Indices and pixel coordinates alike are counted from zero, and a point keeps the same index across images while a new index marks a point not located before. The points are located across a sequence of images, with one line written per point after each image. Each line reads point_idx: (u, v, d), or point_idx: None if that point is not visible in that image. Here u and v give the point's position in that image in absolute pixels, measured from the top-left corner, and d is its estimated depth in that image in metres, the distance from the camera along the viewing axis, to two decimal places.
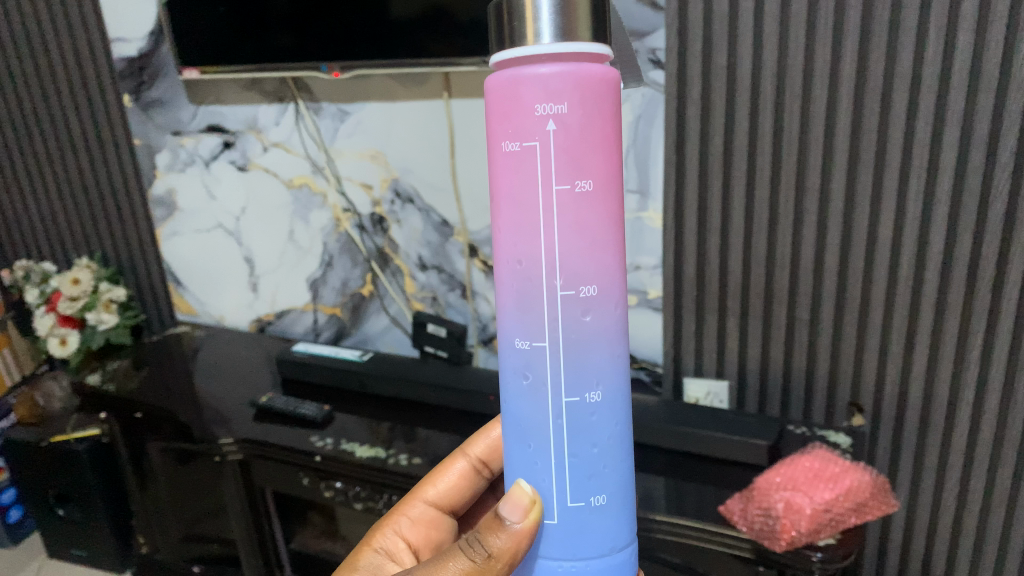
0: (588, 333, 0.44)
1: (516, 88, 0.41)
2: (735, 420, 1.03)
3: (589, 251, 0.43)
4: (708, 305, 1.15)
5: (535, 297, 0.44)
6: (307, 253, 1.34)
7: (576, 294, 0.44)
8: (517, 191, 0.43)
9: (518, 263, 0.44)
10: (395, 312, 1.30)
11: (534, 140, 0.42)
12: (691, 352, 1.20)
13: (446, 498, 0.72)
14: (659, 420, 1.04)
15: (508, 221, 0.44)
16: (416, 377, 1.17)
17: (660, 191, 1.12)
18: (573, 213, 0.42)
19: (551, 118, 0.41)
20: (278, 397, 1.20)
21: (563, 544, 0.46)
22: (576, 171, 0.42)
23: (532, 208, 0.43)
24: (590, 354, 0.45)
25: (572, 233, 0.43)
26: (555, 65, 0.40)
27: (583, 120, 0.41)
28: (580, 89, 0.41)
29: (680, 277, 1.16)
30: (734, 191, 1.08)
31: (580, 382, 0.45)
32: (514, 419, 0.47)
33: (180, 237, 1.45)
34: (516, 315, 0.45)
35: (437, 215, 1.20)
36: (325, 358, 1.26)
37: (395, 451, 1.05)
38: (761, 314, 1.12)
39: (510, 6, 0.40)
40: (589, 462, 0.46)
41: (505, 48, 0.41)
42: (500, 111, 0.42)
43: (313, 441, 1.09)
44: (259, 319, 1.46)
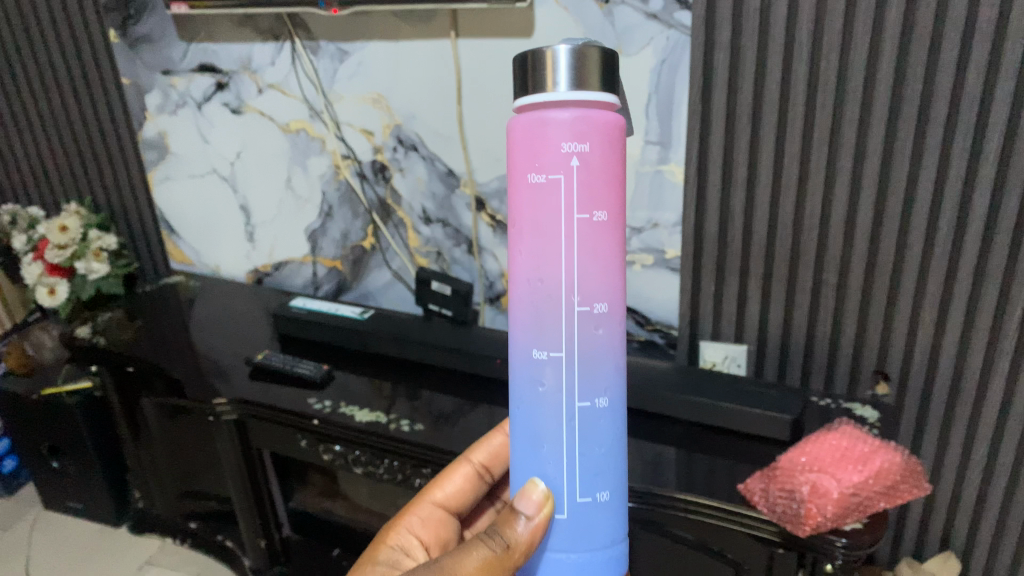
0: (599, 345, 0.50)
1: (542, 127, 0.46)
2: (753, 391, 0.97)
3: (603, 274, 0.49)
4: (729, 268, 1.08)
5: (553, 311, 0.49)
6: (306, 203, 1.27)
7: (590, 312, 0.49)
8: (539, 219, 0.47)
9: (537, 283, 0.49)
10: (398, 267, 1.25)
11: (557, 173, 0.47)
12: (709, 314, 1.12)
13: (452, 500, 0.76)
14: (674, 388, 0.98)
15: (528, 246, 0.48)
16: (420, 337, 1.11)
17: (683, 143, 1.03)
18: (590, 240, 0.48)
19: (574, 155, 0.46)
20: (274, 354, 1.14)
21: (567, 536, 0.52)
22: (593, 204, 0.47)
23: (554, 234, 0.47)
24: (600, 364, 0.50)
25: (588, 258, 0.48)
26: (576, 110, 0.45)
27: (601, 157, 0.47)
28: (599, 132, 0.46)
29: (701, 236, 1.08)
30: (763, 145, 0.99)
31: (592, 390, 0.50)
32: (526, 418, 0.51)
33: (173, 182, 1.36)
34: (532, 329, 0.50)
35: (443, 164, 1.14)
36: (323, 315, 1.19)
37: (397, 416, 1.00)
38: (785, 277, 1.05)
39: (532, 57, 0.45)
40: (596, 462, 0.51)
41: (528, 91, 0.46)
42: (523, 150, 0.47)
43: (311, 402, 1.04)
44: (256, 271, 1.39)
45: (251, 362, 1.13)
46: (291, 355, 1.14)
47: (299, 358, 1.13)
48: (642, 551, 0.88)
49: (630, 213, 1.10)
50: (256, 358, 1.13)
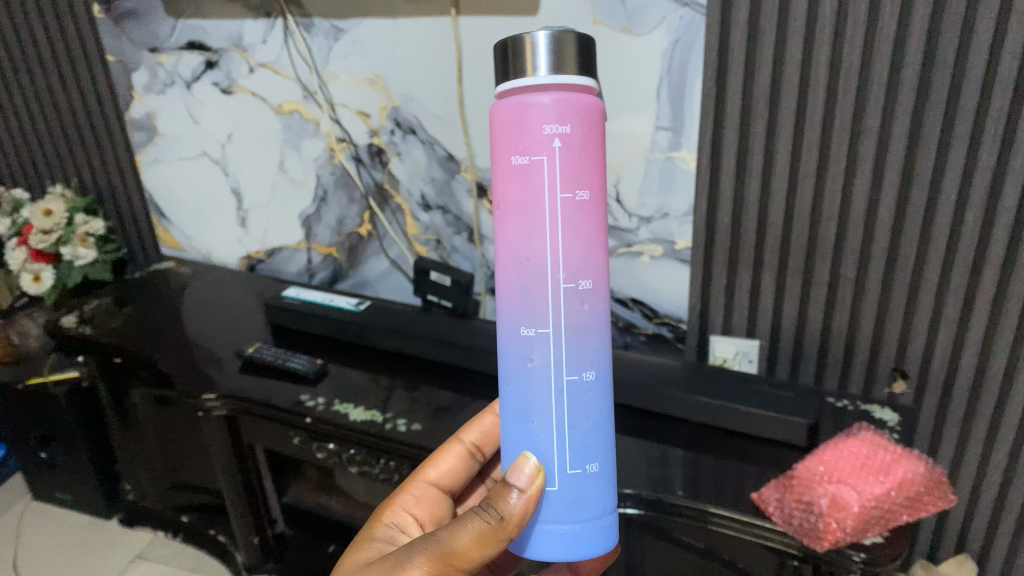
0: (584, 319, 0.54)
1: (525, 112, 0.50)
2: (765, 392, 0.92)
3: (587, 251, 0.53)
4: (742, 260, 1.03)
5: (541, 286, 0.54)
6: (300, 187, 1.21)
7: (575, 287, 0.54)
8: (525, 201, 0.52)
9: (525, 261, 0.53)
10: (396, 254, 1.20)
11: (540, 154, 0.51)
12: (720, 308, 1.07)
13: (445, 479, 0.84)
14: (683, 386, 0.94)
15: (516, 224, 0.53)
16: (417, 330, 1.06)
17: (695, 128, 0.97)
18: (573, 217, 0.52)
19: (556, 137, 0.51)
20: (266, 348, 1.09)
21: (559, 508, 0.56)
22: (574, 183, 0.52)
23: (539, 213, 0.52)
24: (586, 336, 0.55)
25: (572, 235, 0.53)
26: (555, 94, 0.50)
27: (579, 138, 0.52)
28: (577, 116, 0.51)
29: (714, 226, 1.02)
30: (780, 132, 0.94)
31: (579, 363, 0.55)
32: (518, 393, 0.56)
33: (163, 165, 1.31)
34: (521, 305, 0.54)
35: (443, 148, 1.08)
36: (317, 306, 1.14)
37: (393, 415, 0.96)
38: (801, 270, 1.00)
39: (513, 47, 0.50)
40: (585, 434, 0.56)
41: (511, 79, 0.51)
42: (508, 135, 0.52)
43: (304, 399, 0.99)
44: (249, 257, 1.34)
45: (241, 355, 1.09)
46: (284, 349, 1.10)
47: (292, 352, 1.08)
48: (649, 561, 0.84)
49: (639, 203, 1.04)
50: (246, 351, 1.09)
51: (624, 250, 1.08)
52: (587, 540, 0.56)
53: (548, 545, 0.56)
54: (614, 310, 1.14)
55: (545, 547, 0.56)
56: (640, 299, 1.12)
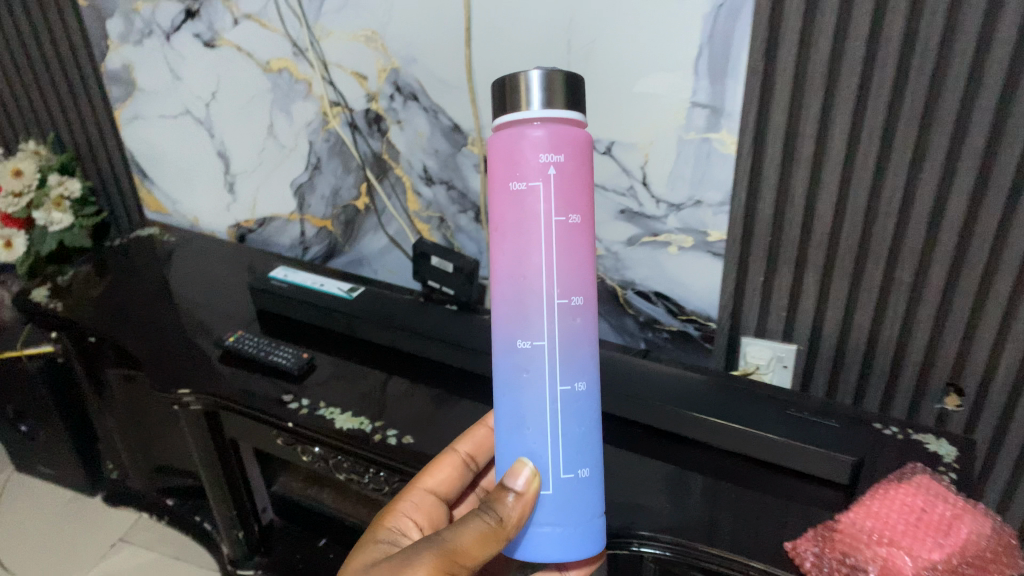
0: (576, 332, 0.58)
1: (521, 141, 0.54)
2: (802, 419, 0.81)
3: (578, 269, 0.57)
4: (783, 256, 0.91)
5: (536, 303, 0.57)
6: (291, 153, 1.10)
7: (568, 303, 0.57)
8: (520, 222, 0.55)
9: (520, 278, 0.56)
10: (396, 232, 1.09)
11: (536, 181, 0.55)
12: (755, 307, 0.95)
13: (442, 488, 0.75)
14: (708, 406, 0.83)
15: (512, 244, 0.56)
16: (415, 324, 0.96)
17: (737, 107, 0.83)
18: (565, 238, 0.56)
19: (550, 165, 0.54)
20: (248, 338, 0.99)
21: (553, 513, 0.59)
22: (567, 207, 0.56)
23: (534, 235, 0.56)
24: (578, 348, 0.58)
25: (565, 255, 0.56)
26: (547, 127, 0.54)
27: (571, 166, 0.55)
28: (569, 146, 0.55)
29: (753, 218, 0.90)
30: (837, 115, 0.80)
31: (571, 374, 0.58)
32: (513, 403, 0.59)
33: (143, 122, 1.19)
34: (516, 320, 0.58)
35: (448, 118, 0.96)
36: (306, 291, 1.03)
37: (383, 424, 0.85)
38: (850, 270, 0.88)
39: (509, 83, 0.53)
40: (576, 441, 0.60)
41: (507, 112, 0.54)
42: (504, 160, 0.55)
43: (286, 400, 0.89)
44: (238, 226, 1.23)
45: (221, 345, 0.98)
46: (268, 339, 0.99)
47: (276, 343, 0.98)
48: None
49: (668, 189, 0.91)
50: (227, 342, 0.98)
51: (649, 239, 0.96)
52: (579, 542, 0.59)
53: (543, 548, 0.59)
54: (634, 303, 1.02)
55: (539, 548, 0.60)
56: (665, 293, 0.99)
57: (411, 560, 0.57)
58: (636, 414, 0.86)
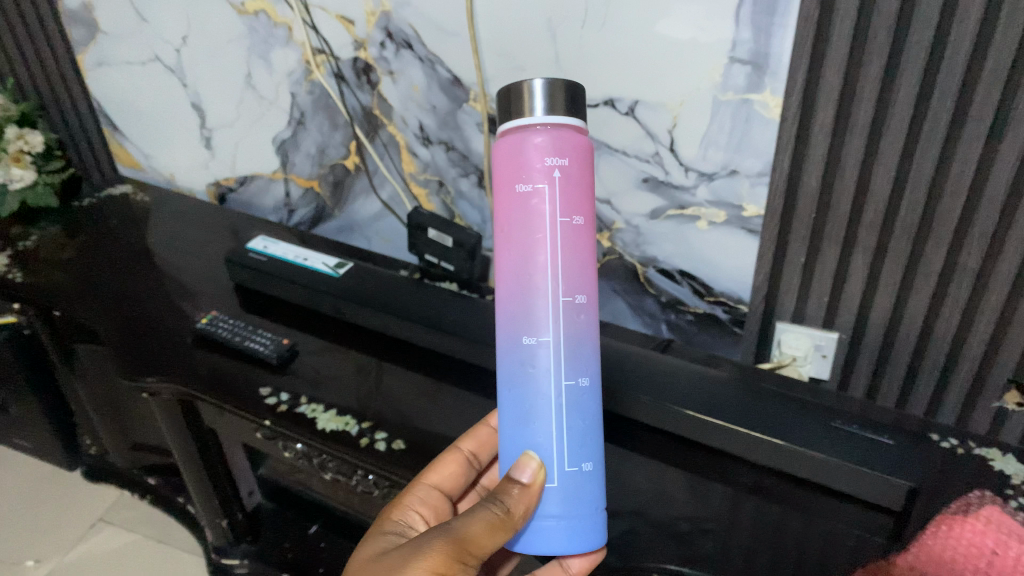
0: (581, 328, 0.56)
1: (525, 145, 0.54)
2: (847, 435, 0.71)
3: (581, 269, 0.56)
4: (828, 235, 0.79)
5: (541, 301, 0.55)
6: (272, 106, 0.97)
7: (572, 300, 0.56)
8: (524, 223, 0.55)
9: (525, 279, 0.55)
10: (389, 195, 0.98)
11: (541, 183, 0.54)
12: (793, 291, 0.84)
13: (449, 485, 0.67)
14: (739, 415, 0.73)
15: (516, 245, 0.55)
16: (410, 308, 0.85)
17: (785, 63, 0.71)
18: (570, 239, 0.55)
19: (554, 167, 0.54)
20: (224, 321, 0.88)
21: (559, 505, 0.56)
22: (571, 208, 0.55)
23: (539, 235, 0.54)
24: (583, 345, 0.57)
25: (570, 255, 0.55)
26: (550, 132, 0.54)
27: (575, 170, 0.55)
28: (572, 150, 0.55)
29: (795, 192, 0.78)
30: (903, 74, 0.68)
31: (576, 368, 0.57)
32: (518, 400, 0.57)
33: (109, 68, 1.07)
34: (519, 317, 0.56)
35: (446, 69, 0.84)
36: (288, 264, 0.92)
37: (373, 425, 0.75)
38: (905, 253, 0.77)
39: (511, 93, 0.54)
40: (580, 435, 0.57)
41: (512, 120, 0.54)
42: (508, 166, 0.55)
43: (264, 395, 0.79)
44: (218, 185, 1.11)
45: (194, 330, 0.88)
46: (245, 322, 0.89)
47: (253, 327, 0.87)
48: None
49: (699, 155, 0.79)
50: (200, 325, 0.88)
51: (675, 212, 0.84)
52: (585, 537, 0.56)
53: (549, 540, 0.56)
54: (656, 282, 0.91)
55: (545, 542, 0.56)
56: (690, 272, 0.88)
57: (419, 551, 0.53)
58: (655, 420, 0.76)
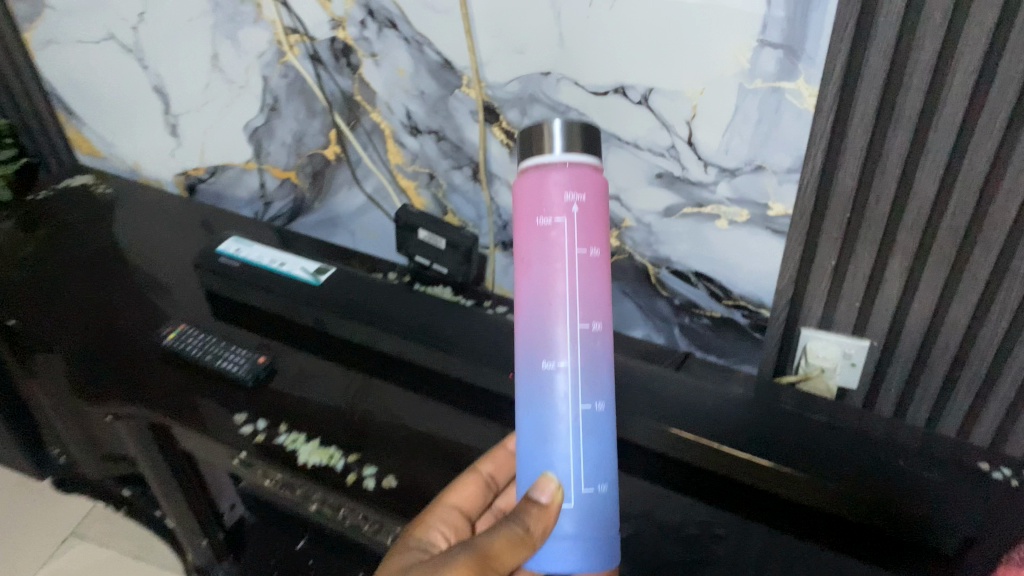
0: (598, 354, 0.50)
1: (543, 181, 0.48)
2: (879, 470, 0.66)
3: (600, 303, 0.50)
4: (863, 236, 0.71)
5: (556, 330, 0.49)
6: (242, 91, 0.88)
7: (589, 329, 0.49)
8: (540, 255, 0.49)
9: (538, 312, 0.49)
10: (374, 188, 0.89)
11: (558, 217, 0.48)
12: (821, 296, 0.76)
13: (468, 508, 0.60)
14: (764, 448, 0.69)
15: (532, 278, 0.49)
16: (402, 322, 0.78)
17: (822, 46, 0.62)
18: (588, 273, 0.49)
19: (573, 202, 0.48)
20: (194, 334, 0.79)
21: (576, 526, 0.50)
22: (590, 241, 0.49)
23: (556, 268, 0.49)
24: (600, 369, 0.50)
25: (588, 288, 0.49)
26: (569, 168, 0.48)
27: (596, 204, 0.49)
28: (592, 186, 0.49)
29: (828, 190, 0.69)
30: (959, 60, 0.59)
31: (592, 391, 0.50)
32: (531, 428, 0.51)
33: (62, 47, 0.97)
34: (533, 344, 0.50)
35: (436, 52, 0.75)
36: (263, 271, 0.85)
37: (361, 457, 0.68)
38: (951, 257, 0.69)
39: (530, 132, 0.49)
40: (597, 458, 0.51)
41: (529, 157, 0.49)
42: (525, 200, 0.49)
43: (239, 424, 0.71)
44: (185, 175, 1.02)
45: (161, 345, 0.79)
46: (217, 334, 0.80)
47: (226, 342, 0.79)
48: None
49: (720, 149, 0.70)
50: (165, 340, 0.79)
51: (692, 211, 0.76)
52: (601, 556, 0.50)
53: (563, 559, 0.50)
54: (669, 283, 0.83)
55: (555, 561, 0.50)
56: (707, 274, 0.80)
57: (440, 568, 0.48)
58: (669, 451, 0.71)
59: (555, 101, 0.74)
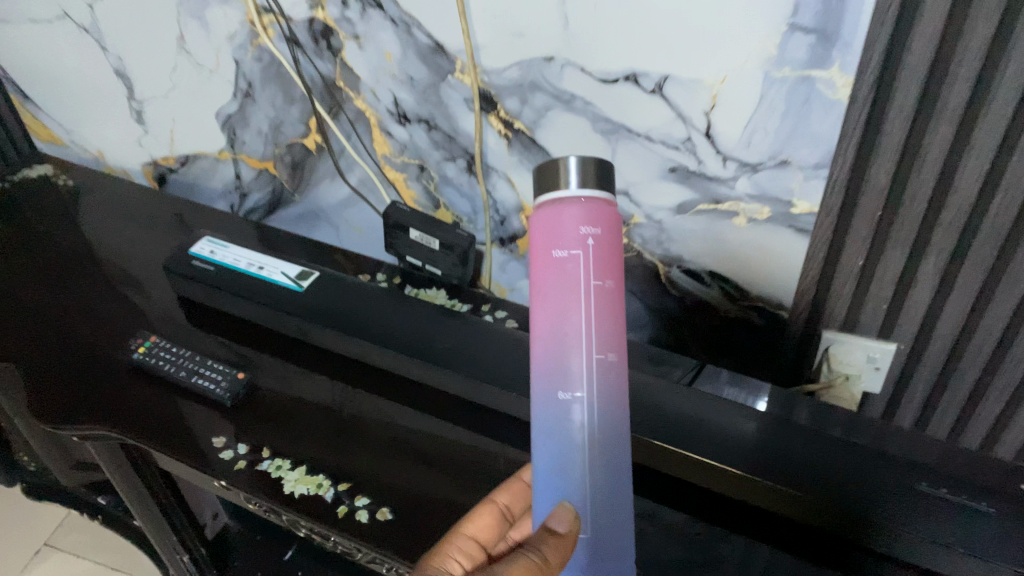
0: (614, 394, 0.44)
1: (556, 213, 0.43)
2: (918, 493, 0.61)
3: (617, 344, 0.44)
4: (895, 238, 0.65)
5: (570, 368, 0.43)
6: (212, 75, 0.80)
7: (605, 368, 0.43)
8: (551, 291, 0.43)
9: (550, 352, 0.44)
10: (360, 180, 0.82)
11: (573, 251, 0.43)
12: (846, 300, 0.71)
13: (488, 541, 0.53)
14: (774, 464, 0.63)
15: (544, 315, 0.44)
16: (390, 330, 0.71)
17: (862, 33, 0.55)
18: (605, 311, 0.43)
19: (589, 236, 0.43)
20: (166, 347, 0.74)
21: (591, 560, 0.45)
22: (607, 277, 0.43)
23: (569, 306, 0.43)
24: (617, 408, 0.44)
25: (605, 328, 0.43)
26: (583, 199, 0.43)
27: (613, 238, 0.44)
28: (609, 219, 0.43)
29: (858, 188, 0.64)
30: (1015, 51, 0.53)
31: (609, 428, 0.44)
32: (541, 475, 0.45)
33: (13, 27, 0.89)
34: (545, 382, 0.44)
35: (427, 34, 0.68)
36: (239, 273, 0.77)
37: (350, 488, 0.62)
38: (990, 261, 0.63)
39: (542, 164, 0.44)
40: (613, 496, 0.45)
41: (542, 187, 0.44)
42: (537, 231, 0.44)
43: (218, 446, 0.66)
44: (155, 164, 0.95)
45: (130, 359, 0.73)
46: (190, 349, 0.74)
47: (202, 356, 0.73)
48: None
49: (741, 143, 0.64)
50: (134, 356, 0.73)
51: (708, 207, 0.69)
52: None
53: None
54: (680, 284, 0.77)
55: None
56: (722, 274, 0.74)
57: None
58: (677, 471, 0.67)
59: (558, 89, 0.67)
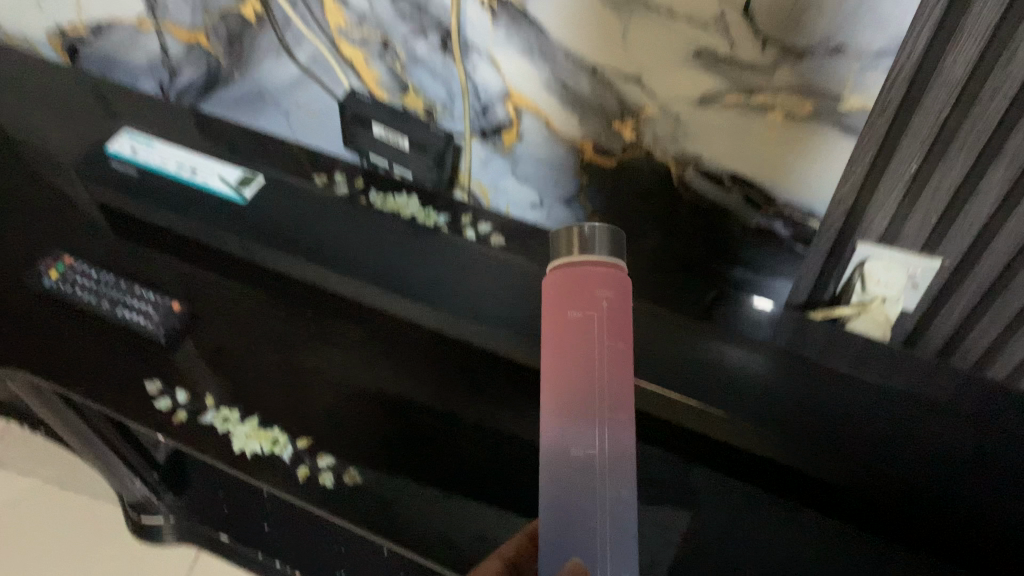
0: (625, 449, 0.42)
1: (573, 278, 0.44)
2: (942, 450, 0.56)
3: (628, 405, 0.43)
4: (959, 149, 0.53)
5: (586, 422, 0.42)
6: None
7: (618, 423, 0.42)
8: (565, 351, 0.43)
9: (563, 407, 0.42)
10: (312, 57, 0.68)
11: (589, 311, 0.44)
12: (887, 216, 0.60)
13: None
14: (782, 421, 0.60)
15: (559, 374, 0.43)
16: (366, 262, 0.68)
17: None
18: (619, 369, 0.43)
19: (604, 296, 0.44)
20: (82, 273, 0.68)
21: None
22: (620, 338, 0.44)
23: (586, 363, 0.43)
24: (626, 463, 0.42)
25: (619, 384, 0.43)
26: (598, 265, 0.44)
27: (625, 307, 0.44)
28: (621, 287, 0.45)
29: (923, 85, 0.51)
30: None
31: (619, 478, 0.42)
32: (549, 531, 0.41)
33: None
34: (558, 438, 0.42)
35: None
36: (168, 181, 0.74)
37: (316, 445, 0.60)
38: None
39: (557, 233, 0.46)
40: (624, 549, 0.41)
41: (558, 258, 0.46)
42: (551, 302, 0.45)
43: (151, 391, 0.62)
44: (63, 34, 0.79)
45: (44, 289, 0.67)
46: (112, 273, 0.69)
47: (125, 283, 0.68)
48: None
49: (786, 23, 0.51)
50: (46, 282, 0.67)
51: (736, 100, 0.57)
52: None
53: None
54: (695, 187, 0.65)
55: None
56: (746, 177, 0.63)
57: None
58: (667, 411, 0.62)
59: None
